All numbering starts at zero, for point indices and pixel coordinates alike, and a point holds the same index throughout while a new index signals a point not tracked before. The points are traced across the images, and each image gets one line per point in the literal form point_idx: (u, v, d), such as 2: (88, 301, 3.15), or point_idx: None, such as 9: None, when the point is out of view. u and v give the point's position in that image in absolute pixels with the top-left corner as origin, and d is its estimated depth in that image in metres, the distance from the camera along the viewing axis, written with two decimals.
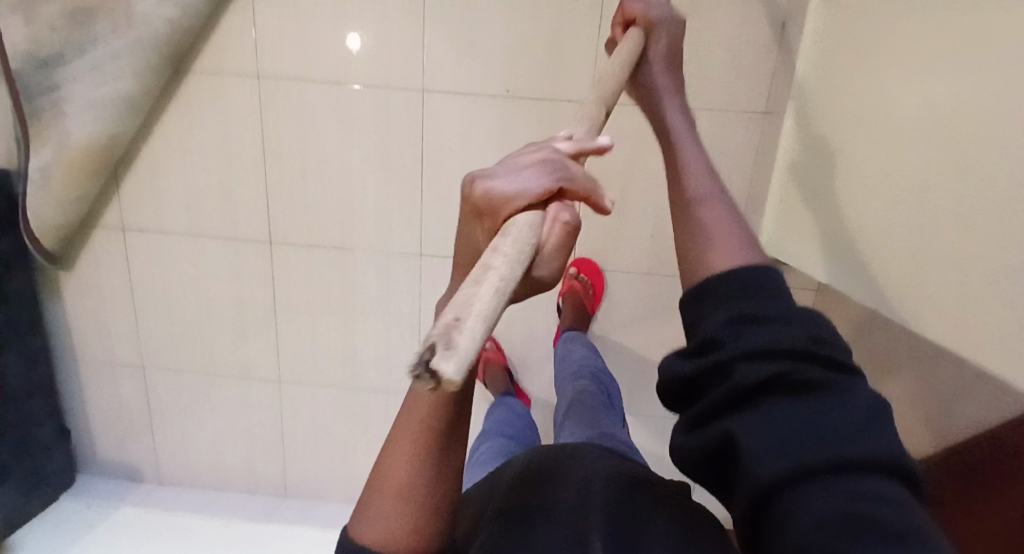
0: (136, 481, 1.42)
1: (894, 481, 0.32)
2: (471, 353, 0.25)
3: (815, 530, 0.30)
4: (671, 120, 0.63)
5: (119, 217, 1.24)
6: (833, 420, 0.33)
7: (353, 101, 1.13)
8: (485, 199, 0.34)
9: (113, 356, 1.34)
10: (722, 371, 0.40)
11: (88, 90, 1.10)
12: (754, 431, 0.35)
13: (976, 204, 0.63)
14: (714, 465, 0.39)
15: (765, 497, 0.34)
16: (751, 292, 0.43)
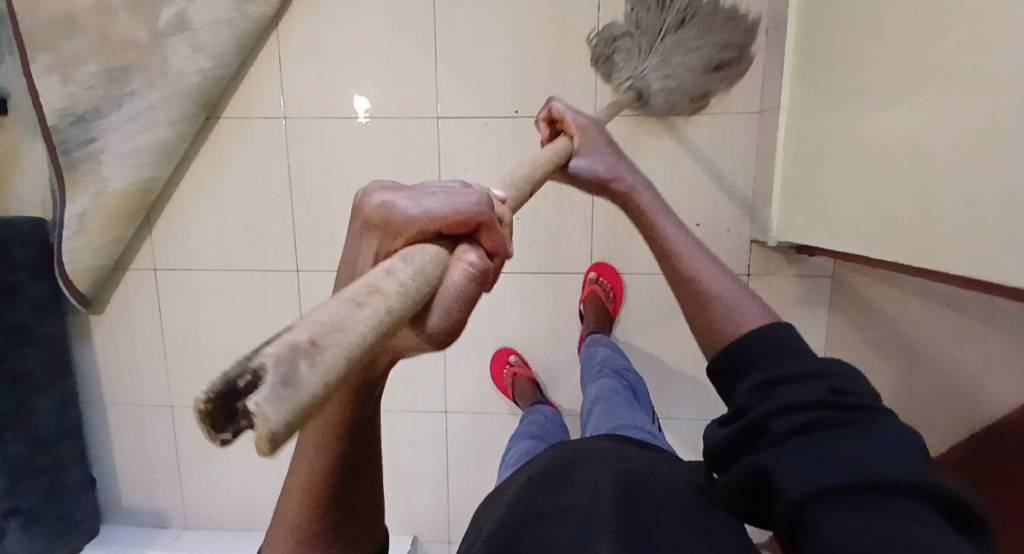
0: (163, 527, 1.40)
1: (916, 496, 0.38)
2: (311, 391, 0.22)
3: (848, 536, 0.37)
4: (642, 198, 0.75)
5: (151, 258, 1.29)
6: (854, 451, 0.41)
7: (373, 132, 1.21)
8: (388, 216, 0.36)
9: (140, 399, 1.35)
10: (758, 427, 0.48)
11: (126, 140, 1.17)
12: (787, 465, 0.43)
13: (966, 129, 0.64)
14: (752, 497, 0.47)
15: (799, 515, 0.41)
16: (780, 358, 0.53)
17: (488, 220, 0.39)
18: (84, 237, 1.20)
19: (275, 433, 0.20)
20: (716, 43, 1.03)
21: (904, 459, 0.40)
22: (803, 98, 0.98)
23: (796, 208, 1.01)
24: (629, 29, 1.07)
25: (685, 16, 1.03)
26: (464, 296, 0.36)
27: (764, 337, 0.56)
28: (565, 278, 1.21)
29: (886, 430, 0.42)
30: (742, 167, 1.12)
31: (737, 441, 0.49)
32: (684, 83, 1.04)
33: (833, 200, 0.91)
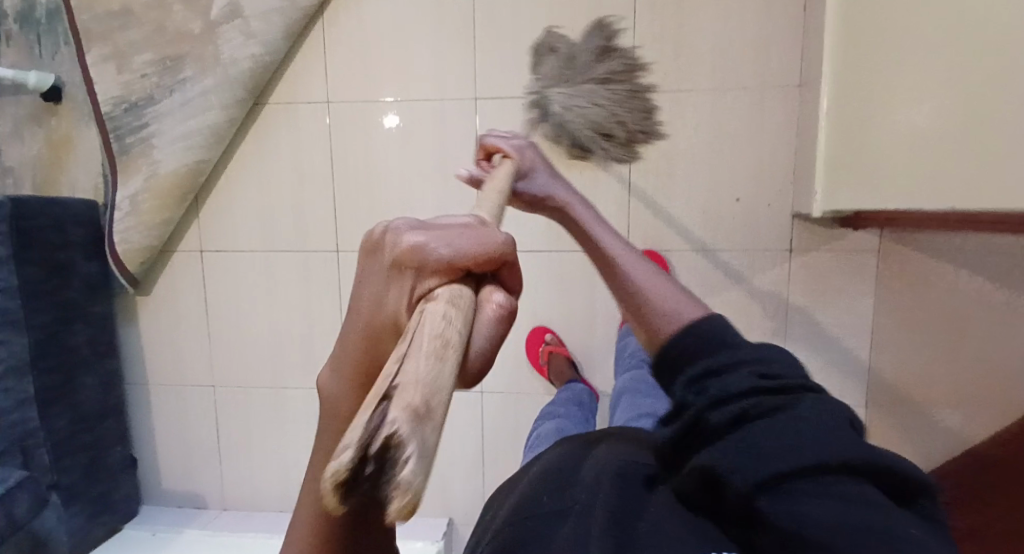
0: (201, 508, 1.42)
1: (864, 478, 0.36)
2: (432, 443, 0.25)
3: (806, 530, 0.34)
4: (580, 215, 0.83)
5: (198, 240, 1.32)
6: (796, 431, 0.38)
7: (414, 113, 1.23)
8: (415, 258, 0.31)
9: (184, 379, 1.37)
10: (695, 424, 0.46)
11: (178, 124, 1.20)
12: (733, 457, 0.40)
13: (1008, 64, 0.63)
14: (705, 499, 0.43)
15: (754, 513, 0.38)
16: (711, 345, 0.52)
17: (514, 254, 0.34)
18: (136, 217, 1.24)
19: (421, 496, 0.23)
20: (616, 115, 1.14)
21: (842, 439, 0.37)
22: (845, 64, 0.97)
23: (839, 176, 1.00)
24: (564, 56, 1.15)
25: (608, 77, 1.13)
26: (494, 337, 0.33)
27: (708, 328, 0.54)
28: None
29: (812, 409, 0.40)
30: (781, 140, 1.12)
31: (679, 442, 0.48)
32: (571, 121, 1.13)
33: (870, 159, 0.91)
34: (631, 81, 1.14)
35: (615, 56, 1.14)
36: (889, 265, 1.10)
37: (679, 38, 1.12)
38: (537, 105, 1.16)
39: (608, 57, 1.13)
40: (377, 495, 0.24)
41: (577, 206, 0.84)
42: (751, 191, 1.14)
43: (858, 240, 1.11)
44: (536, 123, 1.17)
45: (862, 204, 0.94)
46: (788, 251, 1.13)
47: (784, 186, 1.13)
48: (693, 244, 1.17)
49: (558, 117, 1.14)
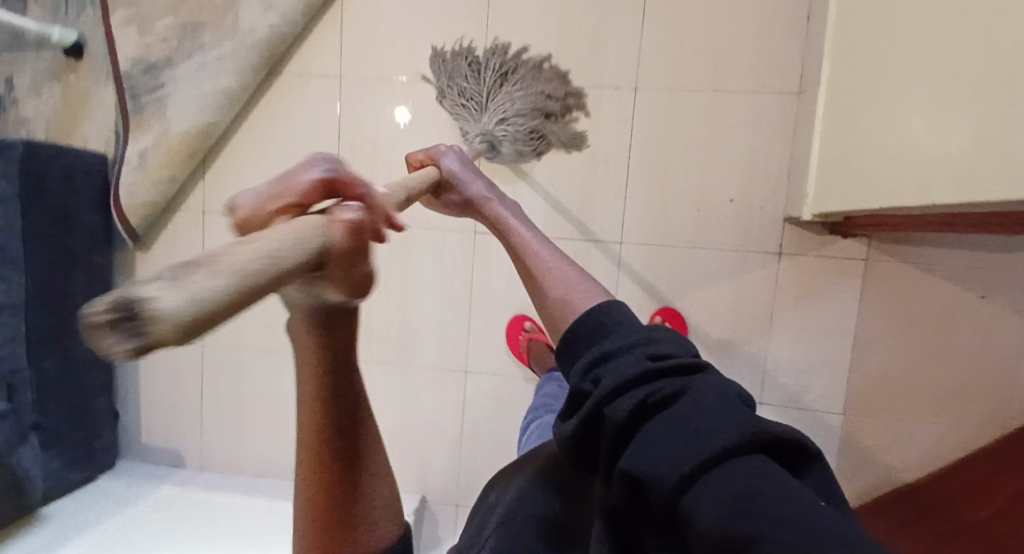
0: (178, 468, 1.42)
1: (762, 451, 0.38)
2: (205, 290, 0.19)
3: (720, 514, 0.34)
4: (496, 210, 0.80)
5: (201, 201, 1.34)
6: (699, 421, 0.40)
7: (423, 92, 1.25)
8: (248, 217, 0.33)
9: (175, 337, 1.39)
10: (598, 415, 0.46)
11: (192, 86, 1.24)
12: (642, 456, 0.40)
13: (973, 62, 0.66)
14: (626, 508, 0.41)
15: (672, 506, 0.37)
16: (601, 329, 0.52)
17: (351, 179, 0.37)
18: (144, 173, 1.26)
19: (172, 321, 0.18)
20: (538, 103, 1.15)
21: (735, 418, 0.39)
22: (838, 71, 1.01)
23: (826, 178, 1.02)
24: (457, 92, 1.18)
25: (496, 85, 1.15)
26: (349, 240, 0.29)
27: (601, 315, 0.53)
28: (594, 245, 1.22)
29: (705, 394, 0.42)
30: (777, 143, 1.14)
31: (587, 435, 0.47)
32: (514, 129, 1.14)
33: (854, 160, 0.94)
34: (526, 72, 1.16)
35: (490, 55, 1.17)
36: (877, 273, 1.11)
37: (683, 40, 1.16)
38: (484, 142, 1.16)
39: (488, 68, 1.16)
40: (129, 347, 0.19)
41: (493, 203, 0.81)
42: (745, 190, 1.16)
43: (846, 247, 1.12)
44: (491, 156, 1.19)
45: (846, 204, 0.95)
46: (777, 253, 1.15)
47: (777, 188, 1.15)
48: (684, 239, 1.19)
49: (501, 138, 1.15)
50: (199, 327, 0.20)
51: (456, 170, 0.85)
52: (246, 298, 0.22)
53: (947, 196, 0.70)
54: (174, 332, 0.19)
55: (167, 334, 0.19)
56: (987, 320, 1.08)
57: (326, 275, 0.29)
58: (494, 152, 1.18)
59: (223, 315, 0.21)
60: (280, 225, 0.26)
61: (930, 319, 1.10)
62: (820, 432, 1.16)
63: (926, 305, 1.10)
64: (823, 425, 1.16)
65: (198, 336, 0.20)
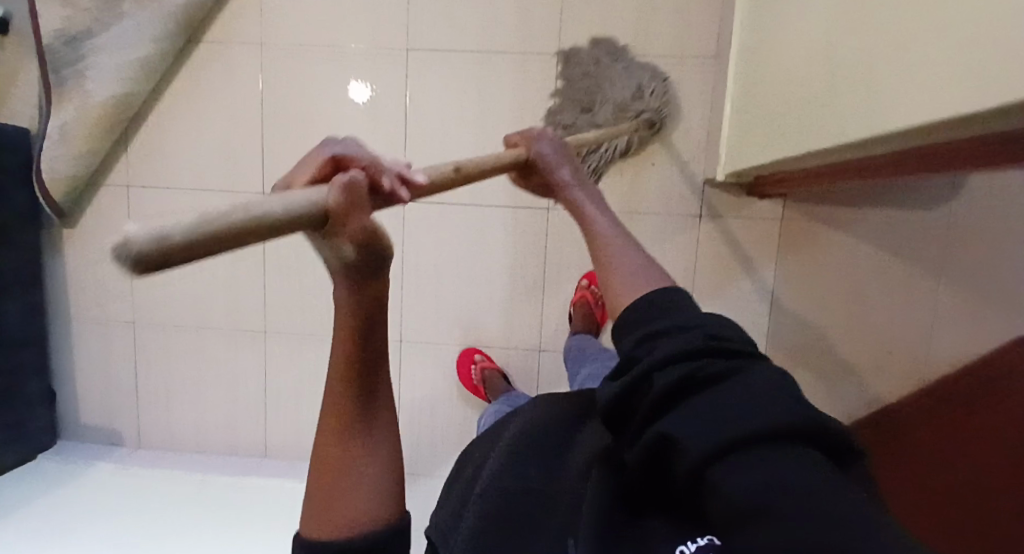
0: (119, 447, 1.42)
1: (807, 446, 0.35)
2: (170, 227, 0.22)
3: (751, 497, 0.32)
4: (574, 193, 0.76)
5: (126, 174, 1.32)
6: (748, 404, 0.37)
7: (346, 58, 1.23)
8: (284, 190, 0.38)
9: (108, 314, 1.37)
10: (641, 383, 0.45)
11: (110, 56, 1.20)
12: (681, 429, 0.39)
13: (845, 4, 0.66)
14: (652, 473, 0.42)
15: (701, 479, 0.36)
16: (661, 310, 0.52)
17: (354, 154, 0.38)
18: (65, 146, 1.24)
19: (128, 256, 0.21)
20: (613, 71, 1.13)
21: (785, 403, 0.37)
22: (747, 29, 1.00)
23: (737, 137, 1.02)
24: (567, 120, 1.15)
25: (581, 94, 1.14)
26: (345, 201, 0.32)
27: (659, 297, 0.53)
28: (522, 211, 1.22)
29: (758, 377, 0.40)
30: (698, 108, 1.14)
31: (625, 401, 0.46)
32: (634, 91, 1.10)
33: (758, 116, 0.94)
34: (576, 63, 1.15)
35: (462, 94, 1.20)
36: (795, 233, 1.12)
37: (605, 2, 1.15)
38: (644, 121, 1.11)
39: (567, 89, 1.15)
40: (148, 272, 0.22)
41: (574, 188, 0.77)
42: (667, 155, 1.16)
43: (762, 209, 1.13)
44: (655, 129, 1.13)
45: (751, 163, 0.96)
46: (698, 216, 1.16)
47: (698, 153, 1.15)
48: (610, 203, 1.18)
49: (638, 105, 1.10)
50: (157, 261, 0.22)
51: (548, 154, 0.79)
52: (215, 245, 0.24)
53: (820, 142, 0.71)
54: (138, 262, 0.22)
55: (128, 264, 0.21)
56: (897, 280, 1.10)
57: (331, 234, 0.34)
58: (654, 128, 1.13)
59: (189, 254, 0.23)
60: (279, 194, 0.29)
61: (843, 289, 1.12)
62: None
63: (843, 272, 1.12)
64: None
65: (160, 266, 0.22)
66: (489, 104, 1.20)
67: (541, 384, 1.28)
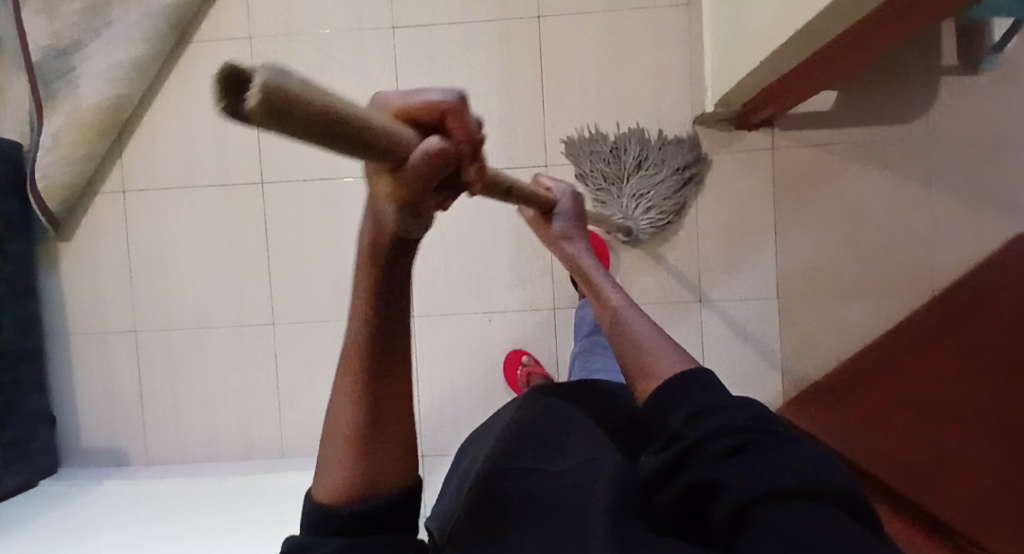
0: (123, 466, 1.33)
1: (846, 507, 0.41)
2: (296, 83, 0.19)
3: (797, 526, 0.38)
4: (585, 263, 0.92)
5: (121, 179, 1.32)
6: (800, 470, 0.44)
7: (331, 42, 1.27)
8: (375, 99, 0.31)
9: (105, 324, 1.33)
10: (691, 449, 0.51)
11: (100, 61, 1.22)
12: (738, 476, 0.45)
13: None
14: (689, 502, 0.48)
15: (744, 509, 0.43)
16: (698, 388, 0.58)
17: (467, 121, 0.31)
18: (58, 153, 1.24)
19: (259, 107, 0.17)
20: (671, 178, 1.13)
21: (830, 475, 0.44)
22: None
23: (722, 65, 1.06)
24: (605, 157, 1.16)
25: (643, 156, 1.14)
26: (426, 167, 0.28)
27: (691, 380, 0.59)
28: (521, 172, 1.23)
29: (805, 451, 0.47)
30: (678, 54, 1.19)
31: (670, 465, 0.52)
32: (647, 203, 1.14)
33: (738, 33, 0.98)
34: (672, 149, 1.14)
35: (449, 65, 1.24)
36: (788, 163, 1.15)
37: None
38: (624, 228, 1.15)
39: (617, 151, 1.16)
40: (246, 119, 0.19)
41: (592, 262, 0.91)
42: (652, 102, 1.20)
43: (753, 140, 1.16)
44: (627, 239, 1.17)
45: (737, 78, 1.00)
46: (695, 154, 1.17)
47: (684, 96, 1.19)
48: None
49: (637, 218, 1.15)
50: (280, 117, 0.19)
51: (566, 208, 0.94)
52: (327, 122, 0.21)
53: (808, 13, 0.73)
54: (262, 106, 0.18)
55: (248, 107, 0.18)
56: (894, 195, 1.13)
57: (379, 180, 0.30)
58: (629, 240, 1.17)
59: (291, 123, 0.20)
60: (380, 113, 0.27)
61: (842, 214, 1.15)
62: (762, 322, 1.17)
63: (842, 194, 1.14)
64: (763, 319, 1.17)
65: (270, 126, 0.19)
66: (475, 71, 1.24)
67: (558, 342, 1.26)
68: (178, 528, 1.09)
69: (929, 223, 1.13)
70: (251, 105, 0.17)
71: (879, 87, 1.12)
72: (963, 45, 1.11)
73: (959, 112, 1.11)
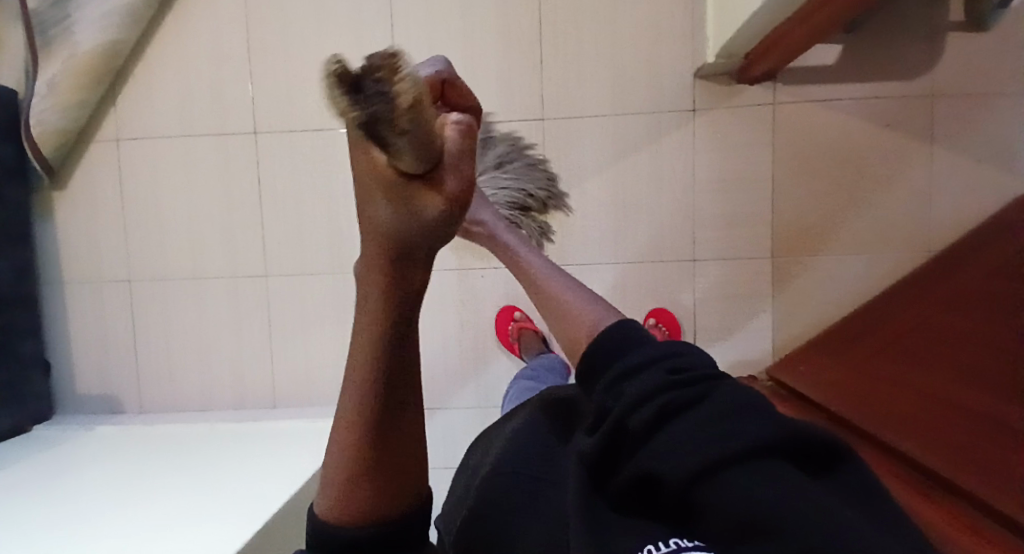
0: (118, 413, 1.34)
1: (779, 457, 0.35)
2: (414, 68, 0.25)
3: (739, 508, 0.32)
4: (507, 238, 0.94)
5: (114, 128, 1.30)
6: (727, 430, 0.37)
7: None
8: None
9: (100, 274, 1.32)
10: (618, 431, 0.44)
11: (92, 5, 1.19)
12: (666, 458, 0.39)
13: None
14: (641, 500, 0.40)
15: (687, 501, 0.36)
16: (622, 347, 0.54)
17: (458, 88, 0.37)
18: (52, 99, 1.22)
19: (411, 92, 0.23)
20: (525, 188, 1.18)
21: (758, 425, 0.37)
22: None
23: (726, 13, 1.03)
24: None
25: (512, 157, 1.20)
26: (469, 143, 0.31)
27: (618, 331, 0.56)
28: (516, 125, 1.21)
29: (728, 394, 0.40)
30: (680, 5, 1.15)
31: (602, 456, 0.44)
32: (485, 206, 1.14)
33: None
34: (535, 174, 1.20)
35: (446, 14, 1.21)
36: (787, 116, 1.13)
37: None
38: None
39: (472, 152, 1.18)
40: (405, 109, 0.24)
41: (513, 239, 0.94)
42: (653, 51, 1.17)
43: (754, 94, 1.14)
44: None
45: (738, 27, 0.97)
46: (691, 110, 1.16)
47: (685, 49, 1.16)
48: (605, 106, 1.19)
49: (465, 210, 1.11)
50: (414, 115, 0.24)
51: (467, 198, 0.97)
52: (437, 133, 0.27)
53: None
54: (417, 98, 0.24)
55: (405, 98, 0.23)
56: (893, 151, 1.12)
57: (423, 182, 0.30)
58: None
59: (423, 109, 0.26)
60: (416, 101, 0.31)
61: (840, 162, 1.13)
62: (753, 280, 1.17)
63: (840, 144, 1.13)
64: (757, 277, 1.17)
65: (415, 120, 0.24)
66: (472, 21, 1.21)
67: None
68: (169, 467, 1.09)
69: (926, 174, 1.12)
70: (406, 88, 0.23)
71: (882, 42, 1.10)
72: None
73: (962, 68, 1.10)
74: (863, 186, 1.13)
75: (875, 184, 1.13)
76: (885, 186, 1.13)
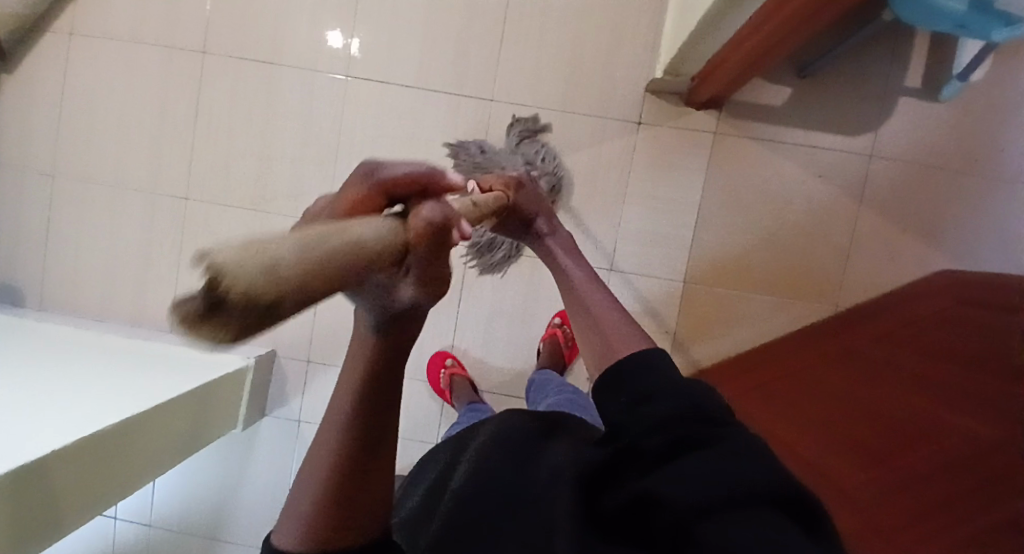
0: (18, 305, 1.33)
1: (779, 512, 0.31)
2: (251, 242, 0.19)
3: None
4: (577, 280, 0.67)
5: (68, 20, 1.27)
6: (740, 475, 0.32)
7: None
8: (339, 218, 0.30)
9: (28, 163, 1.31)
10: (625, 453, 0.38)
11: None
12: (669, 488, 0.33)
13: None
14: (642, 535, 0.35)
15: (685, 534, 0.32)
16: (650, 367, 0.42)
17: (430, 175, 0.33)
18: None
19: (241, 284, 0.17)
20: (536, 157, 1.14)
21: (765, 469, 0.32)
22: None
23: (682, 29, 1.01)
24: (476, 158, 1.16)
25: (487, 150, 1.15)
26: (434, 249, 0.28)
27: (639, 362, 0.43)
28: (463, 101, 1.18)
29: (740, 435, 0.35)
30: (648, 13, 1.13)
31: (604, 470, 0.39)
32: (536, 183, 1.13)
33: None
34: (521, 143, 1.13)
35: None
36: (723, 148, 1.13)
37: None
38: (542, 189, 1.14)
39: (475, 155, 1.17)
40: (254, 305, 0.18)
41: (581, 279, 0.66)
42: (612, 55, 1.14)
43: (699, 119, 1.13)
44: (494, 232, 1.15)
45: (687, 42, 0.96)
46: (637, 122, 1.15)
47: (643, 60, 1.14)
48: (554, 99, 1.16)
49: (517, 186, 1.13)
50: (281, 290, 0.19)
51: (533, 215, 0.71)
52: (322, 290, 0.21)
53: None
54: (250, 294, 0.17)
55: (240, 298, 0.17)
56: (822, 202, 1.11)
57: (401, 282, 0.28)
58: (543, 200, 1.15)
59: (295, 281, 0.19)
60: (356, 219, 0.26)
61: (766, 204, 1.12)
62: (661, 300, 1.16)
63: (770, 186, 1.12)
64: (666, 299, 1.16)
65: (283, 289, 0.18)
66: None
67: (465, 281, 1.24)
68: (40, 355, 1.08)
69: (851, 231, 1.11)
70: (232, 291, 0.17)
71: (835, 93, 1.09)
72: (928, 63, 1.07)
73: (909, 136, 1.09)
74: (782, 230, 1.12)
75: (796, 234, 1.12)
76: (806, 235, 1.12)
